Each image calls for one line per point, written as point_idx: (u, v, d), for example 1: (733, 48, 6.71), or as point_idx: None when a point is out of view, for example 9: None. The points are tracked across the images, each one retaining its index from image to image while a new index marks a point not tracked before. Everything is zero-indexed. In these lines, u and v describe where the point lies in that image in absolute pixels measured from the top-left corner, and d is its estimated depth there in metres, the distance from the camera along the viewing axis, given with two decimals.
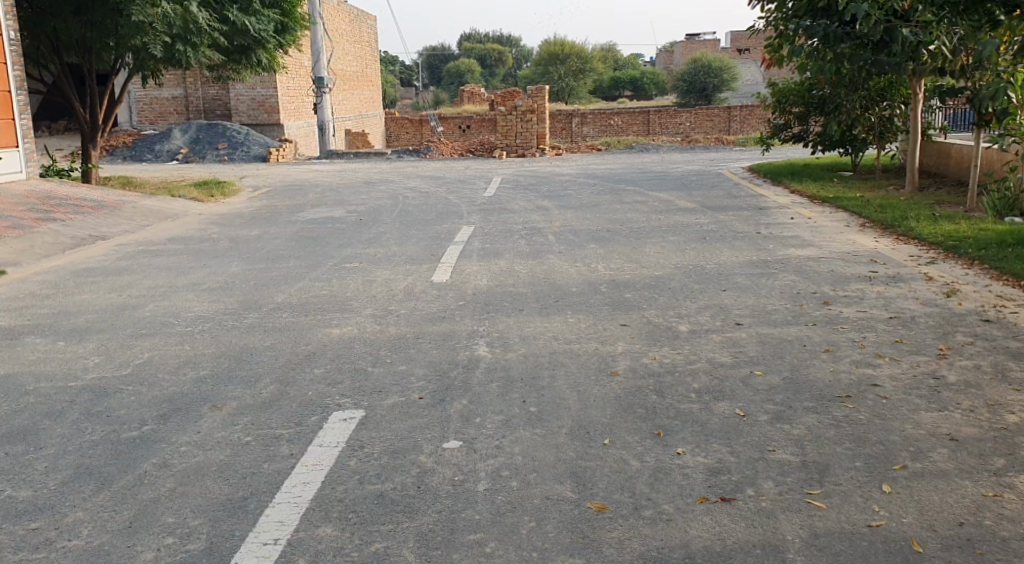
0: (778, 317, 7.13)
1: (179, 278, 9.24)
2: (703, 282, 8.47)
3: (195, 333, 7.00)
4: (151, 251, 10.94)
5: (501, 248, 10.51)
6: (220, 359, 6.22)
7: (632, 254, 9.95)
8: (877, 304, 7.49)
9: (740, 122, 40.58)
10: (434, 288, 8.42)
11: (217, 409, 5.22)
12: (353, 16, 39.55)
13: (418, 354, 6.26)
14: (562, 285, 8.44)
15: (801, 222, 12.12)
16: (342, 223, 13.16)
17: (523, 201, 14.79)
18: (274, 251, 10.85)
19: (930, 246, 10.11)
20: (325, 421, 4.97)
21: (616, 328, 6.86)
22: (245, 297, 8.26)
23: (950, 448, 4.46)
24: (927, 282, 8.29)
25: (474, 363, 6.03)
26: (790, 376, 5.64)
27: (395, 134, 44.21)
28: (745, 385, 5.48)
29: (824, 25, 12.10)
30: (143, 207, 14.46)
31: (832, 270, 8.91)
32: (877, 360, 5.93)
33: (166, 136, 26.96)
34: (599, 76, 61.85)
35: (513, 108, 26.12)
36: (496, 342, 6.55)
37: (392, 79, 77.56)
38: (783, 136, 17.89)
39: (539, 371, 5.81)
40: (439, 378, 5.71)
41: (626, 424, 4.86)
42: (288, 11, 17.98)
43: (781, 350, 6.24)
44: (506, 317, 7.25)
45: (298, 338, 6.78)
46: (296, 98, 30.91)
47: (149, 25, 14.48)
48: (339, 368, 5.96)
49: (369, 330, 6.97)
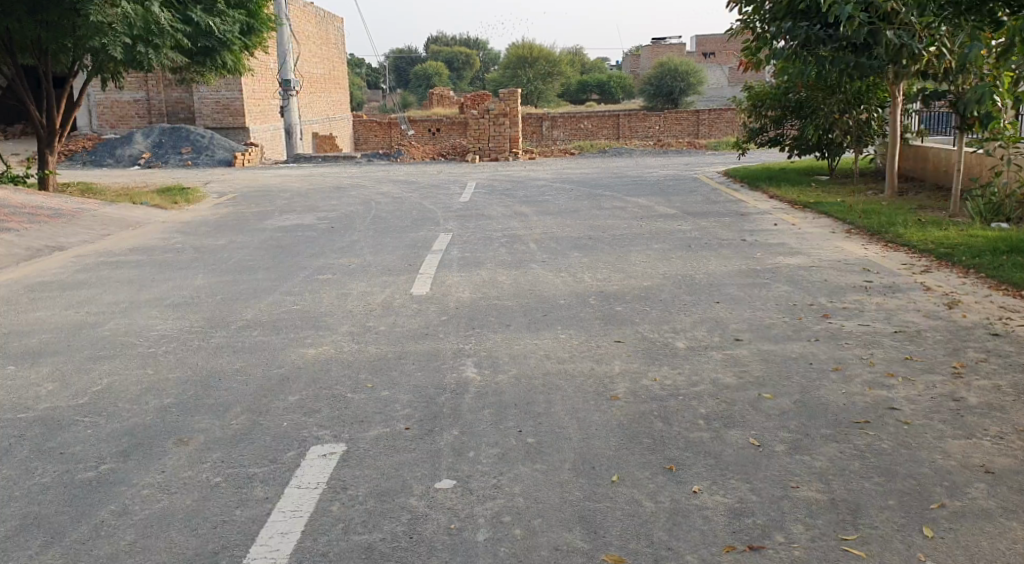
0: (778, 332, 6.75)
1: (141, 292, 8.73)
2: (695, 293, 8.12)
3: (158, 354, 6.52)
4: (112, 262, 10.42)
5: (482, 256, 10.11)
6: (186, 385, 5.75)
7: (617, 263, 9.59)
8: (879, 317, 7.11)
9: (709, 125, 40.44)
10: (414, 302, 7.99)
11: (183, 444, 4.77)
12: (320, 17, 38.92)
13: (401, 377, 5.83)
14: (548, 297, 8.04)
15: (785, 228, 11.81)
16: (314, 230, 12.70)
17: (500, 207, 14.40)
18: (243, 261, 10.38)
19: (921, 253, 9.79)
20: (304, 457, 4.56)
21: (610, 345, 6.47)
22: (212, 313, 7.79)
23: (988, 482, 4.13)
24: (925, 292, 7.95)
25: (462, 387, 5.60)
26: (800, 398, 5.27)
27: (363, 137, 43.61)
28: (756, 410, 5.11)
29: (806, 27, 11.80)
30: (104, 215, 13.89)
31: (826, 280, 8.57)
32: (889, 381, 5.56)
33: (127, 140, 26.19)
34: (567, 80, 61.65)
35: (485, 111, 25.72)
36: (484, 362, 6.12)
37: (358, 82, 76.87)
38: (758, 140, 17.51)
39: (533, 395, 5.40)
40: (426, 405, 5.29)
41: (634, 456, 4.48)
42: (254, 12, 17.44)
43: (787, 368, 5.87)
44: (492, 334, 6.83)
45: (271, 360, 6.32)
46: (261, 100, 30.21)
47: (108, 26, 13.90)
48: (317, 395, 5.51)
49: (346, 350, 6.53)
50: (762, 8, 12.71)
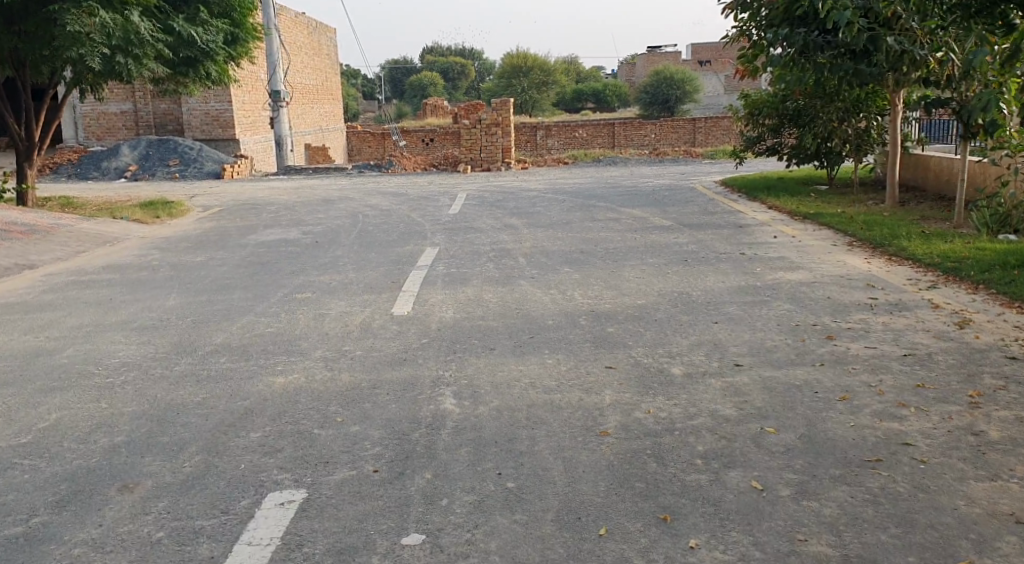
0: (781, 356, 6.32)
1: (108, 313, 8.32)
2: (691, 312, 7.69)
3: (116, 385, 6.09)
4: (83, 281, 10.01)
5: (469, 272, 9.68)
6: (141, 421, 5.33)
7: (609, 279, 9.18)
8: (887, 338, 6.66)
9: (705, 133, 40.14)
10: (394, 323, 7.55)
11: (128, 491, 4.38)
12: (311, 27, 38.52)
13: (373, 409, 5.38)
14: (536, 317, 7.60)
15: (784, 241, 11.43)
16: (296, 245, 12.28)
17: (490, 219, 14.00)
18: (220, 279, 9.96)
19: (928, 267, 9.37)
20: (259, 506, 4.17)
21: (601, 372, 6.03)
22: (178, 337, 7.35)
23: (1019, 535, 3.71)
24: (935, 310, 7.50)
25: (439, 421, 5.16)
26: (806, 432, 4.83)
27: (357, 148, 43.33)
28: (757, 446, 4.67)
29: (804, 33, 11.23)
30: (81, 231, 13.49)
31: (828, 297, 8.15)
32: (901, 411, 5.09)
33: (114, 152, 25.77)
34: (563, 89, 61.38)
35: (476, 121, 25.24)
36: (464, 392, 5.67)
37: (354, 92, 76.51)
38: (755, 149, 17.09)
39: (514, 431, 4.97)
40: (397, 443, 4.85)
41: (624, 504, 4.07)
42: (239, 21, 17.08)
43: (791, 398, 5.42)
44: (473, 359, 6.39)
45: (235, 390, 5.88)
46: (251, 112, 29.81)
47: (86, 37, 13.49)
48: (280, 431, 5.07)
49: (319, 378, 6.09)
50: (758, 14, 12.20)
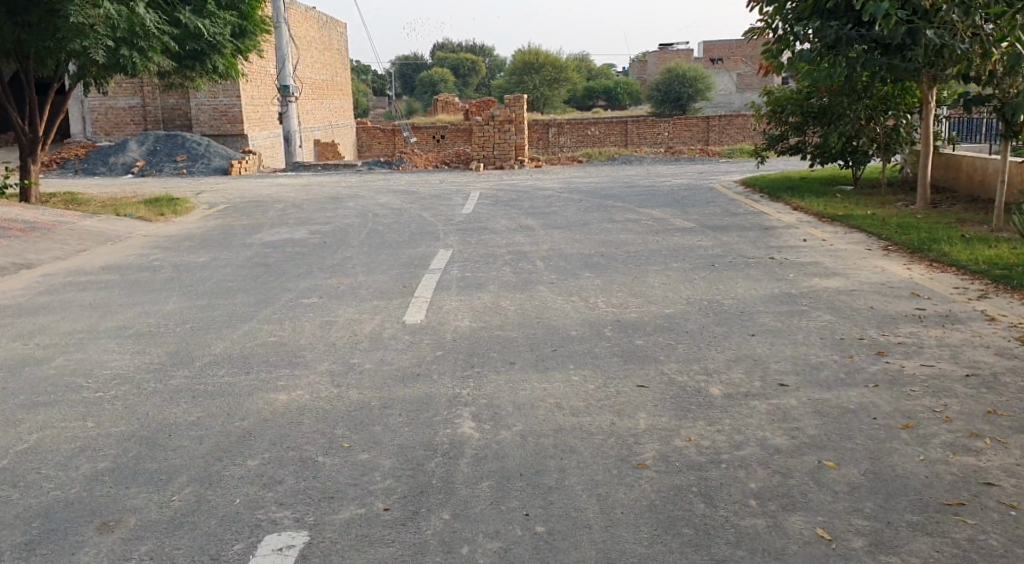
0: (829, 374, 5.78)
1: (103, 318, 7.82)
2: (725, 323, 7.15)
3: (104, 401, 5.57)
4: (80, 283, 9.50)
5: (485, 277, 9.18)
6: (130, 443, 4.82)
7: (633, 286, 8.65)
8: (944, 355, 6.13)
9: (719, 131, 39.54)
10: (407, 332, 7.03)
11: (108, 531, 3.88)
12: (322, 22, 38.05)
13: (385, 433, 4.87)
14: (558, 327, 7.08)
15: (815, 244, 10.87)
16: (304, 245, 11.79)
17: (504, 219, 13.48)
18: (222, 282, 9.44)
19: (973, 275, 8.81)
20: (254, 553, 3.69)
21: (632, 392, 5.50)
22: (176, 346, 6.84)
23: None
24: (989, 323, 6.96)
25: (458, 448, 4.64)
26: (871, 467, 4.31)
27: (367, 144, 43.08)
28: (818, 485, 4.15)
29: (836, 27, 10.64)
30: (81, 229, 13.02)
31: (873, 307, 7.60)
32: (976, 444, 4.56)
33: (121, 147, 25.30)
34: (574, 86, 60.73)
35: (489, 118, 24.75)
36: (484, 413, 5.15)
37: (363, 88, 75.93)
38: (778, 148, 16.39)
39: (541, 461, 4.45)
40: (411, 474, 4.33)
41: (672, 558, 3.62)
42: (247, 14, 16.56)
43: (847, 425, 4.88)
44: (492, 375, 5.88)
45: (231, 409, 5.35)
46: (260, 107, 29.37)
47: (91, 28, 13.02)
48: (280, 459, 4.55)
49: (323, 395, 5.57)
50: (784, 8, 11.67)
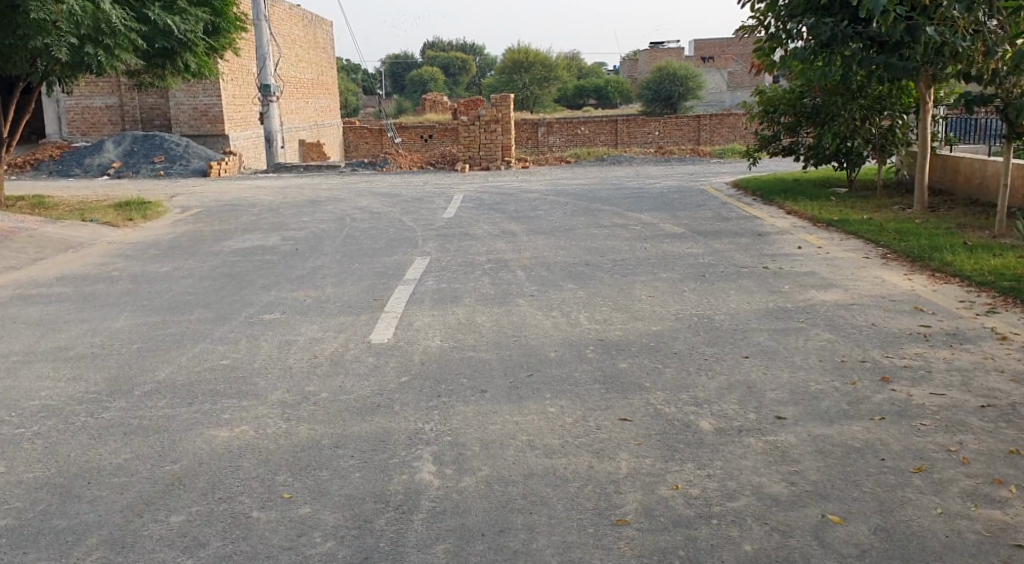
0: (830, 405, 5.23)
1: (44, 338, 7.23)
2: (717, 343, 6.60)
3: (23, 439, 4.99)
4: (29, 296, 8.90)
5: (461, 289, 8.60)
6: (42, 494, 4.24)
7: (619, 299, 8.10)
8: (957, 380, 5.60)
9: (710, 131, 38.97)
10: (371, 355, 6.45)
11: None
12: (307, 20, 37.36)
13: (332, 479, 4.31)
14: (535, 347, 6.53)
15: (810, 252, 10.34)
16: (274, 253, 11.20)
17: (486, 224, 12.93)
18: (182, 295, 8.88)
19: (977, 286, 8.29)
20: None
21: (613, 427, 4.94)
22: (117, 371, 6.25)
23: None
24: (1000, 343, 6.41)
25: (415, 499, 4.09)
26: (882, 524, 3.80)
27: (354, 144, 42.45)
28: (821, 548, 3.66)
29: (831, 23, 10.05)
30: (43, 235, 12.43)
31: (875, 323, 7.06)
32: (999, 492, 4.05)
33: (97, 148, 24.63)
34: (565, 84, 60.16)
35: (475, 118, 24.20)
36: (446, 455, 4.59)
37: (353, 87, 75.26)
38: (771, 149, 15.80)
39: (506, 517, 3.91)
40: (358, 536, 3.79)
41: None
42: (220, 10, 15.95)
43: (853, 467, 4.35)
44: (460, 407, 5.30)
45: (163, 449, 4.77)
46: (240, 105, 28.69)
47: (53, 25, 12.40)
48: (208, 514, 3.99)
49: (268, 432, 4.99)
50: (776, 4, 11.11)
